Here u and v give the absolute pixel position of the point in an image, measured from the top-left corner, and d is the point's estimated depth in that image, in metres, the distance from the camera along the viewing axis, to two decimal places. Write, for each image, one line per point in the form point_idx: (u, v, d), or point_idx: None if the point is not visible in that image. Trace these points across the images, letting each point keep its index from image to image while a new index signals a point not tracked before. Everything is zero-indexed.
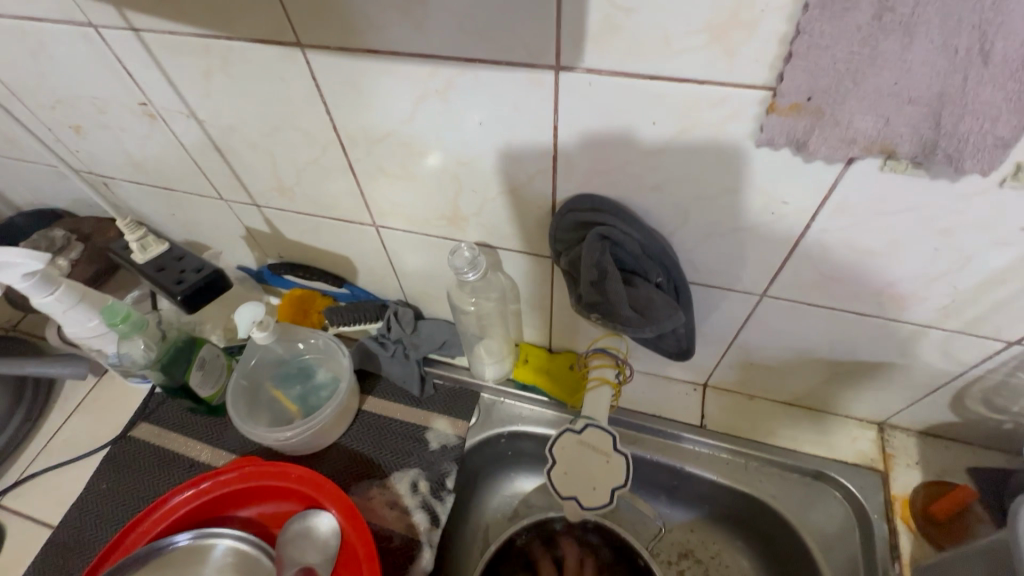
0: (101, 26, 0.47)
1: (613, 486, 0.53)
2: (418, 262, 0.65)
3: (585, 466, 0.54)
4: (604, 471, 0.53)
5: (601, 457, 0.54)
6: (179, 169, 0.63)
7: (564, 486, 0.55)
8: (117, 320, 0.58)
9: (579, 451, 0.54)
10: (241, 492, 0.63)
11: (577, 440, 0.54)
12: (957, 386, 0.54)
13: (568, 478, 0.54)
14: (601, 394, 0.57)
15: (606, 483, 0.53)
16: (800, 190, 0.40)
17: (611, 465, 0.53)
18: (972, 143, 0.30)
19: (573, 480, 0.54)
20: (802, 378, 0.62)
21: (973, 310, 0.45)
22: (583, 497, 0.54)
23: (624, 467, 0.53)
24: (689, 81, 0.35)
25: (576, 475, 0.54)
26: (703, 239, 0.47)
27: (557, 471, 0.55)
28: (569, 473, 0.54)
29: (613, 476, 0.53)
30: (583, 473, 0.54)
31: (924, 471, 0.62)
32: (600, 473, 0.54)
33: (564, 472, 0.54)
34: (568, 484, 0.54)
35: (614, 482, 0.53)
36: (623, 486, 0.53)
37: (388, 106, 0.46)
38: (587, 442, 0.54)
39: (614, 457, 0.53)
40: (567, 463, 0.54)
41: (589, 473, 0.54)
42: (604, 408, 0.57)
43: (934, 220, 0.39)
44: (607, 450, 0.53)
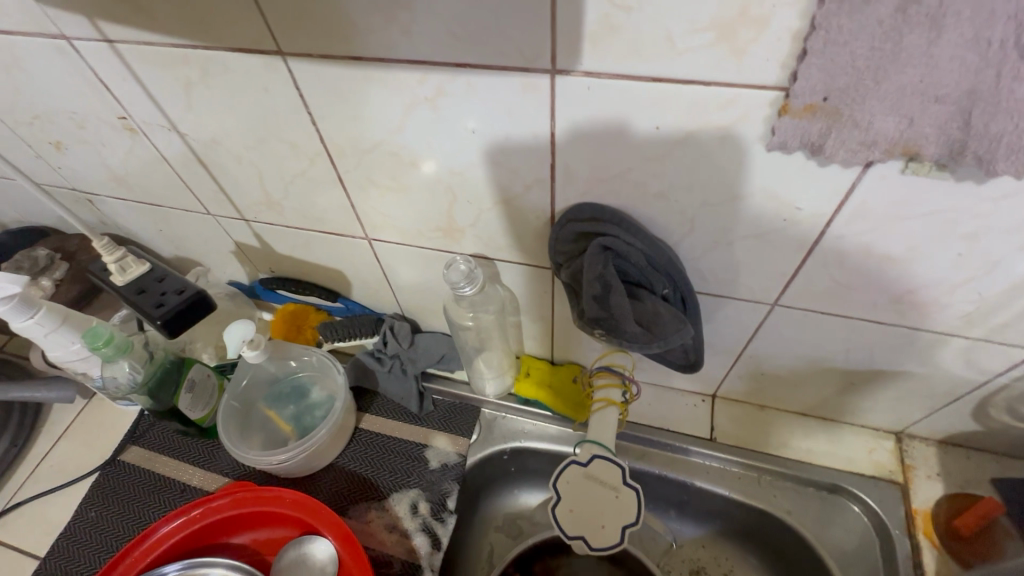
0: (74, 38, 0.45)
1: (624, 525, 0.49)
2: (413, 275, 0.63)
3: (593, 503, 0.50)
4: (614, 507, 0.50)
5: (610, 491, 0.51)
6: (163, 185, 0.61)
7: (571, 526, 0.51)
8: (100, 344, 0.54)
9: (586, 485, 0.51)
10: (233, 519, 0.60)
11: (583, 474, 0.51)
12: (980, 395, 0.52)
13: (575, 517, 0.50)
14: (608, 415, 0.55)
15: (615, 521, 0.50)
16: (815, 195, 0.37)
17: (620, 501, 0.50)
18: (1006, 143, 0.28)
19: (580, 519, 0.50)
20: (815, 388, 0.59)
21: (999, 317, 0.42)
22: (593, 538, 0.50)
23: (635, 503, 0.50)
24: (695, 82, 0.33)
25: (585, 514, 0.50)
26: (711, 247, 0.45)
27: (563, 510, 0.51)
28: (576, 511, 0.51)
29: (624, 514, 0.50)
30: (591, 511, 0.50)
31: (945, 483, 0.59)
32: (609, 511, 0.50)
33: (571, 510, 0.51)
34: (575, 524, 0.50)
35: (626, 520, 0.50)
36: (635, 524, 0.49)
37: (377, 115, 0.43)
38: (594, 476, 0.51)
39: (624, 490, 0.50)
40: (575, 498, 0.51)
41: (598, 511, 0.50)
42: (612, 431, 0.54)
43: (958, 224, 0.36)
44: (615, 484, 0.50)
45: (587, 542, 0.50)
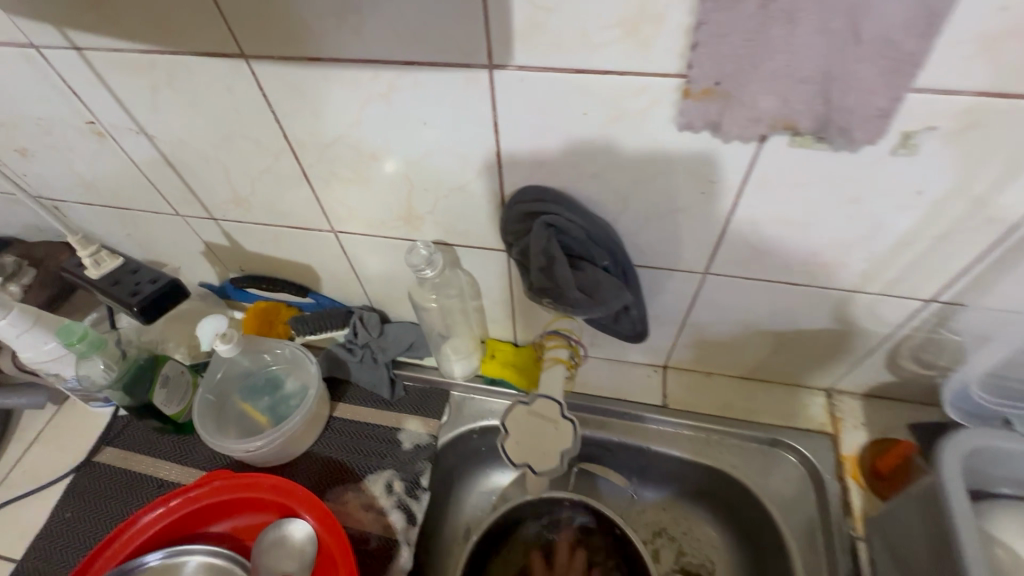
0: (42, 47, 0.47)
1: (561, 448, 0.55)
2: (379, 265, 0.67)
3: (536, 433, 0.56)
4: (553, 437, 0.56)
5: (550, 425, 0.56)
6: (132, 187, 0.63)
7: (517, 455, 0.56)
8: (74, 339, 0.57)
9: (530, 420, 0.57)
10: (213, 507, 0.63)
11: (527, 411, 0.57)
12: (889, 347, 0.58)
13: (521, 447, 0.56)
14: (555, 373, 0.60)
15: (554, 447, 0.55)
16: (724, 168, 0.43)
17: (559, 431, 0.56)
18: (859, 115, 0.34)
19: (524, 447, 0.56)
20: (752, 351, 0.65)
21: (890, 272, 0.49)
22: (536, 462, 0.55)
23: (571, 432, 0.56)
24: (612, 72, 0.38)
25: (529, 444, 0.56)
26: (645, 222, 0.50)
27: (509, 442, 0.56)
28: (522, 441, 0.56)
29: (562, 439, 0.55)
30: (534, 441, 0.56)
31: (869, 431, 0.66)
32: (549, 440, 0.56)
33: (516, 440, 0.56)
34: (520, 453, 0.56)
35: (563, 446, 0.55)
36: (572, 449, 0.55)
37: (335, 111, 0.47)
38: (536, 412, 0.57)
39: (561, 422, 0.56)
40: (521, 431, 0.56)
41: (539, 439, 0.55)
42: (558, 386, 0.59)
43: (843, 190, 0.42)
44: (554, 417, 0.56)
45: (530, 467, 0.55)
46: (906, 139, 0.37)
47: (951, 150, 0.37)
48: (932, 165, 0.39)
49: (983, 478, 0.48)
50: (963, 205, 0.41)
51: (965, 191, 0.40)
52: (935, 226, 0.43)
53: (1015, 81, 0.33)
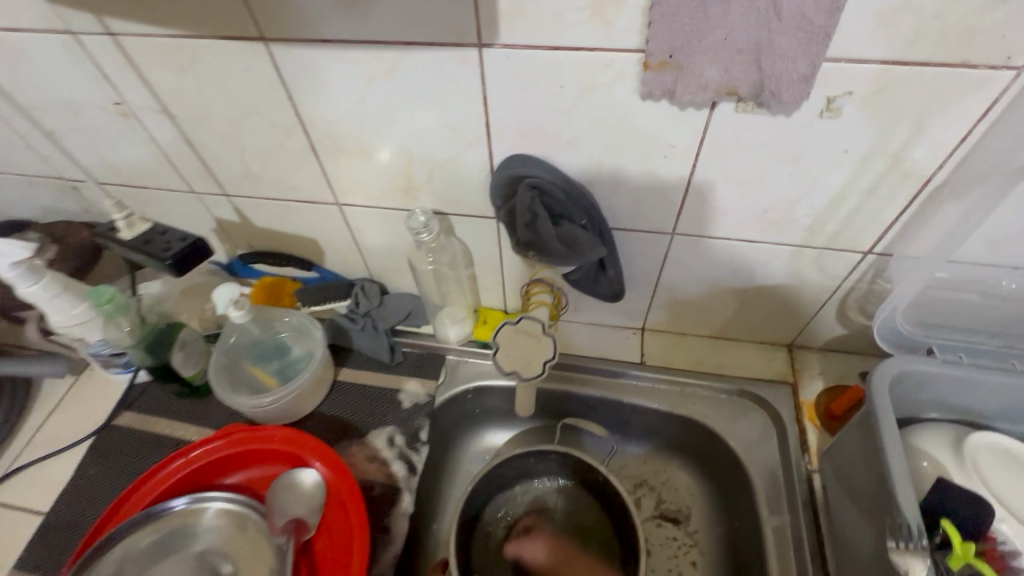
0: (80, 33, 0.53)
1: (544, 358, 0.61)
2: (380, 236, 0.73)
3: (523, 347, 0.61)
4: (537, 349, 0.61)
5: (534, 339, 0.62)
6: (151, 166, 0.68)
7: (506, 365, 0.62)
8: (103, 301, 0.63)
9: (517, 337, 0.62)
10: (228, 459, 0.68)
11: (514, 329, 0.62)
12: (837, 299, 0.66)
13: (510, 358, 0.62)
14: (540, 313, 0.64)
15: (538, 357, 0.61)
16: (683, 134, 0.50)
17: (542, 343, 0.62)
18: (786, 80, 0.41)
19: (511, 359, 0.62)
20: (719, 309, 0.72)
21: (831, 226, 0.56)
22: (522, 369, 0.61)
23: (553, 345, 0.62)
24: (582, 48, 0.45)
25: (516, 355, 0.61)
26: (618, 186, 0.57)
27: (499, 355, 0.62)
28: (510, 353, 0.62)
29: (544, 351, 0.61)
30: (521, 352, 0.61)
31: (825, 380, 0.73)
32: (534, 351, 0.61)
33: (504, 353, 0.62)
34: (508, 363, 0.61)
35: (546, 356, 0.61)
36: (552, 359, 0.61)
37: (343, 89, 0.54)
38: (523, 329, 0.62)
39: (543, 337, 0.62)
40: (508, 345, 0.62)
41: (525, 351, 0.61)
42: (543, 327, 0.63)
43: (784, 151, 0.49)
44: (538, 332, 0.62)
45: (518, 375, 0.61)
46: (829, 103, 0.44)
47: (867, 112, 0.45)
48: (854, 126, 0.46)
49: (912, 402, 0.55)
50: (883, 161, 0.49)
51: (883, 149, 0.47)
52: (862, 182, 0.51)
53: (911, 50, 0.40)
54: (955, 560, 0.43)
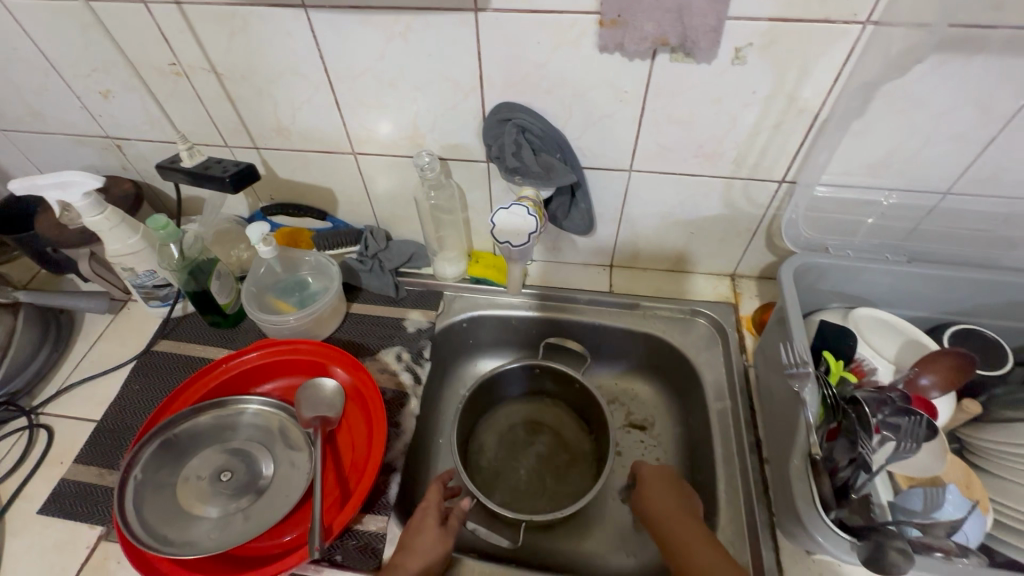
0: (151, 3, 0.66)
1: (529, 232, 0.71)
2: (388, 183, 0.86)
3: (513, 223, 0.71)
4: (523, 224, 0.71)
5: (522, 219, 0.71)
6: (193, 122, 0.81)
7: (500, 236, 0.72)
8: (159, 229, 0.73)
9: (509, 216, 0.71)
10: (261, 369, 0.79)
11: (507, 213, 0.71)
12: (765, 226, 0.81)
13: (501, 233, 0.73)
14: (526, 216, 0.70)
15: (525, 232, 0.71)
16: (632, 82, 0.65)
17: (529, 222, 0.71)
18: (702, 32, 0.57)
19: (505, 232, 0.72)
20: (672, 242, 0.87)
21: (751, 158, 0.72)
22: (514, 240, 0.72)
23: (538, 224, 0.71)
24: (555, 11, 0.59)
25: (507, 228, 0.71)
26: (585, 129, 0.71)
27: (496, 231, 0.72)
28: (503, 228, 0.71)
29: (527, 225, 0.71)
30: (511, 227, 0.71)
31: (760, 300, 0.88)
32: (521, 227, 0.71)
33: (499, 229, 0.72)
34: (501, 236, 0.72)
35: (530, 229, 0.71)
36: (536, 233, 0.71)
37: (366, 50, 0.67)
38: (514, 211, 0.71)
39: (529, 219, 0.70)
40: (500, 223, 0.71)
41: (515, 225, 0.71)
42: (527, 224, 0.71)
43: (708, 93, 0.65)
44: (524, 216, 0.70)
45: (510, 244, 0.72)
46: (737, 52, 0.60)
47: (766, 59, 0.60)
48: (756, 72, 0.62)
49: (816, 293, 0.71)
50: (782, 100, 0.64)
51: (781, 90, 0.63)
52: (770, 118, 0.66)
53: (789, 9, 0.56)
54: (832, 377, 0.59)
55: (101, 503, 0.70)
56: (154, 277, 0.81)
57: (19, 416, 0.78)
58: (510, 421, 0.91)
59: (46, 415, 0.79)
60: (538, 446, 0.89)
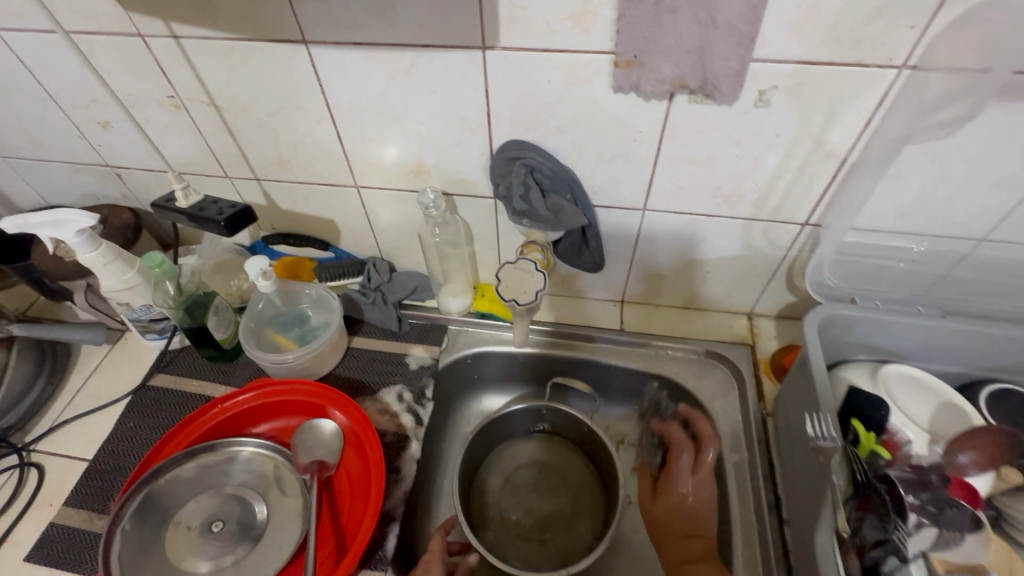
0: (148, 36, 0.64)
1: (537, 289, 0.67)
2: (391, 216, 0.83)
3: (519, 279, 0.68)
4: (530, 280, 0.68)
5: (529, 274, 0.68)
6: (193, 153, 0.78)
7: (506, 293, 0.69)
8: (155, 266, 0.72)
9: (514, 271, 0.68)
10: (258, 410, 0.77)
11: (512, 267, 0.69)
12: (786, 267, 0.77)
13: (507, 290, 0.69)
14: (530, 269, 0.68)
15: (533, 288, 0.68)
16: (648, 121, 0.61)
17: (536, 278, 0.68)
18: (724, 75, 0.53)
19: (510, 289, 0.68)
20: (686, 281, 0.84)
21: (773, 200, 0.68)
22: (521, 298, 0.68)
23: (546, 279, 0.68)
24: (567, 50, 0.56)
25: (513, 285, 0.68)
26: (596, 167, 0.68)
27: (500, 287, 0.69)
28: (508, 284, 0.68)
29: (535, 280, 0.68)
30: (517, 283, 0.68)
31: (779, 341, 0.84)
32: (528, 282, 0.68)
33: (504, 285, 0.68)
34: (507, 293, 0.68)
35: (538, 285, 0.68)
36: (544, 288, 0.68)
37: (368, 86, 0.65)
38: (520, 266, 0.69)
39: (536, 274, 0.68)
40: (507, 279, 0.68)
41: (521, 280, 0.68)
42: (532, 279, 0.68)
43: (729, 134, 0.61)
44: (531, 268, 0.68)
45: (517, 302, 0.68)
46: (760, 95, 0.56)
47: (791, 102, 0.57)
48: (781, 115, 0.58)
49: (842, 344, 0.67)
50: (808, 143, 0.60)
51: (807, 132, 0.59)
52: (794, 160, 0.62)
53: (819, 51, 0.52)
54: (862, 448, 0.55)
55: (90, 551, 0.67)
56: (150, 312, 0.79)
57: (11, 453, 0.76)
58: (515, 461, 0.88)
59: (38, 453, 0.77)
60: (543, 491, 0.85)
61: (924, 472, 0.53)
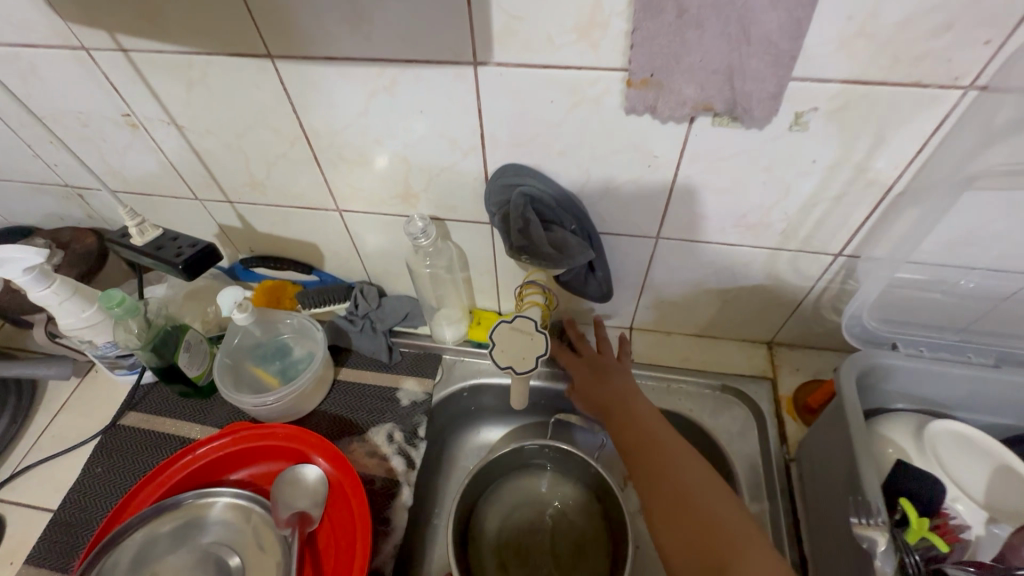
0: (92, 49, 0.56)
1: (536, 354, 0.65)
2: (378, 241, 0.76)
3: (518, 344, 0.66)
4: (530, 346, 0.66)
5: (527, 337, 0.66)
6: (157, 174, 0.71)
7: (502, 360, 0.66)
8: (114, 305, 0.64)
9: (512, 334, 0.66)
10: (235, 455, 0.71)
11: (509, 328, 0.67)
12: (813, 298, 0.70)
13: (503, 355, 0.66)
14: (525, 327, 0.66)
15: (532, 354, 0.65)
16: (665, 145, 0.54)
17: (536, 340, 0.66)
18: (757, 97, 0.46)
19: (507, 354, 0.66)
20: (701, 309, 0.76)
21: (804, 230, 0.60)
22: (518, 365, 0.65)
23: (546, 342, 0.66)
24: (572, 67, 0.48)
25: (510, 351, 0.66)
26: (604, 194, 0.61)
27: (496, 351, 0.66)
28: (505, 349, 0.66)
29: (537, 347, 0.65)
30: (516, 348, 0.66)
31: (803, 374, 0.77)
32: (528, 348, 0.66)
33: (500, 350, 0.66)
34: (504, 359, 0.66)
35: (539, 352, 0.65)
36: (546, 355, 0.65)
37: (345, 103, 0.57)
38: (517, 328, 0.66)
39: (536, 335, 0.66)
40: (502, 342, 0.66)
41: (520, 347, 0.66)
42: (530, 346, 0.66)
43: (757, 160, 0.53)
44: (531, 330, 0.66)
45: (513, 370, 0.65)
46: (797, 117, 0.48)
47: (832, 126, 0.49)
48: (820, 140, 0.50)
49: (879, 392, 0.60)
50: (849, 170, 0.53)
51: (848, 159, 0.52)
52: (831, 189, 0.55)
53: (869, 70, 0.44)
54: (912, 534, 0.49)
55: None
56: (115, 348, 0.72)
57: None
58: (516, 499, 0.82)
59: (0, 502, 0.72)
60: (546, 532, 0.80)
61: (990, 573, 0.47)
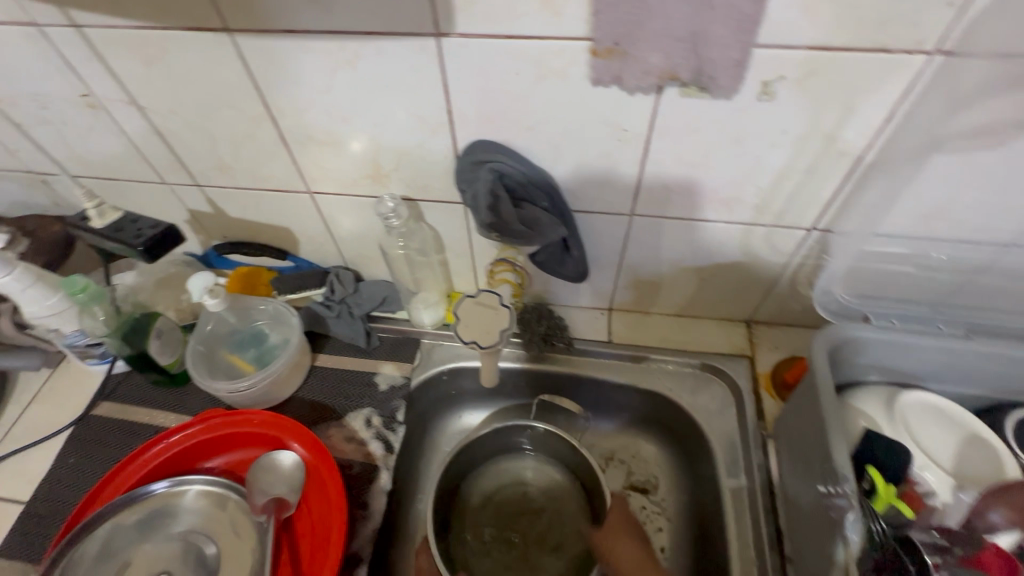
0: (44, 25, 0.54)
1: (502, 327, 0.64)
2: (352, 224, 0.75)
3: (481, 318, 0.65)
4: (494, 319, 0.65)
5: (490, 310, 0.66)
6: (121, 157, 0.69)
7: (466, 335, 0.65)
8: (77, 291, 0.66)
9: (475, 309, 0.66)
10: (209, 443, 0.70)
11: (472, 302, 0.66)
12: (789, 275, 0.69)
13: (467, 329, 0.65)
14: (490, 301, 0.66)
15: (497, 326, 0.65)
16: (635, 118, 0.53)
17: (501, 314, 0.66)
18: (722, 65, 0.45)
19: (471, 329, 0.65)
20: (679, 289, 0.76)
21: (777, 204, 0.60)
22: (483, 338, 0.64)
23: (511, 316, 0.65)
24: (535, 37, 0.47)
25: (474, 325, 0.65)
26: (576, 171, 0.60)
27: (460, 326, 0.65)
28: (469, 324, 0.65)
29: (503, 320, 0.65)
30: (480, 322, 0.65)
31: (781, 352, 0.77)
32: (493, 322, 0.65)
33: (464, 324, 0.65)
34: (468, 333, 0.65)
35: (504, 325, 0.65)
36: (511, 328, 0.65)
37: (309, 79, 0.55)
38: (481, 302, 0.66)
39: (501, 309, 0.65)
40: (466, 316, 0.65)
41: (484, 321, 0.65)
42: (494, 319, 0.65)
43: (727, 131, 0.53)
44: (495, 304, 0.66)
45: (478, 344, 0.64)
46: (765, 86, 0.48)
47: (800, 95, 0.48)
48: (788, 109, 0.49)
49: (852, 366, 0.60)
50: (819, 140, 0.52)
51: (817, 129, 0.51)
52: (802, 160, 0.54)
53: (835, 35, 0.43)
54: (878, 503, 0.49)
55: None
56: (84, 338, 0.71)
57: None
58: (498, 482, 0.82)
59: None
60: (528, 514, 0.80)
61: (955, 539, 0.47)
